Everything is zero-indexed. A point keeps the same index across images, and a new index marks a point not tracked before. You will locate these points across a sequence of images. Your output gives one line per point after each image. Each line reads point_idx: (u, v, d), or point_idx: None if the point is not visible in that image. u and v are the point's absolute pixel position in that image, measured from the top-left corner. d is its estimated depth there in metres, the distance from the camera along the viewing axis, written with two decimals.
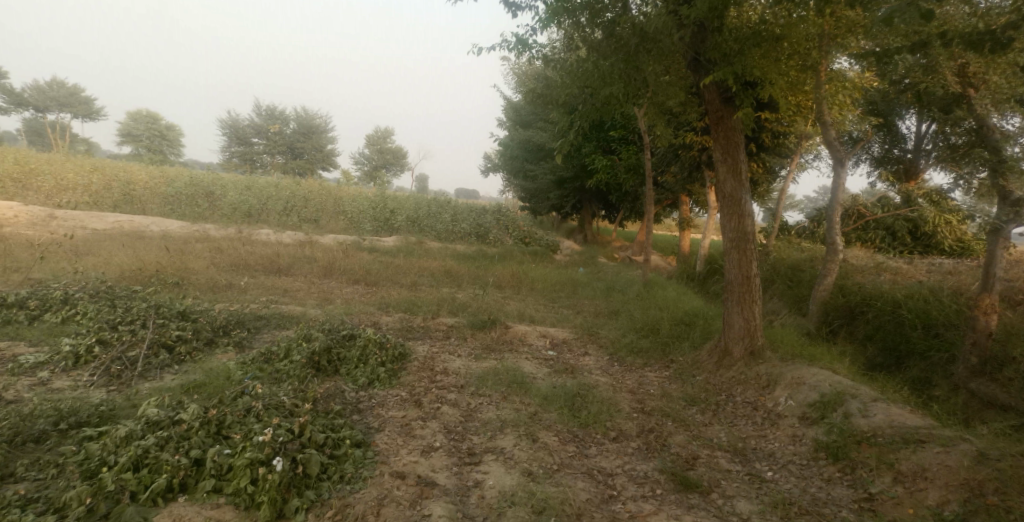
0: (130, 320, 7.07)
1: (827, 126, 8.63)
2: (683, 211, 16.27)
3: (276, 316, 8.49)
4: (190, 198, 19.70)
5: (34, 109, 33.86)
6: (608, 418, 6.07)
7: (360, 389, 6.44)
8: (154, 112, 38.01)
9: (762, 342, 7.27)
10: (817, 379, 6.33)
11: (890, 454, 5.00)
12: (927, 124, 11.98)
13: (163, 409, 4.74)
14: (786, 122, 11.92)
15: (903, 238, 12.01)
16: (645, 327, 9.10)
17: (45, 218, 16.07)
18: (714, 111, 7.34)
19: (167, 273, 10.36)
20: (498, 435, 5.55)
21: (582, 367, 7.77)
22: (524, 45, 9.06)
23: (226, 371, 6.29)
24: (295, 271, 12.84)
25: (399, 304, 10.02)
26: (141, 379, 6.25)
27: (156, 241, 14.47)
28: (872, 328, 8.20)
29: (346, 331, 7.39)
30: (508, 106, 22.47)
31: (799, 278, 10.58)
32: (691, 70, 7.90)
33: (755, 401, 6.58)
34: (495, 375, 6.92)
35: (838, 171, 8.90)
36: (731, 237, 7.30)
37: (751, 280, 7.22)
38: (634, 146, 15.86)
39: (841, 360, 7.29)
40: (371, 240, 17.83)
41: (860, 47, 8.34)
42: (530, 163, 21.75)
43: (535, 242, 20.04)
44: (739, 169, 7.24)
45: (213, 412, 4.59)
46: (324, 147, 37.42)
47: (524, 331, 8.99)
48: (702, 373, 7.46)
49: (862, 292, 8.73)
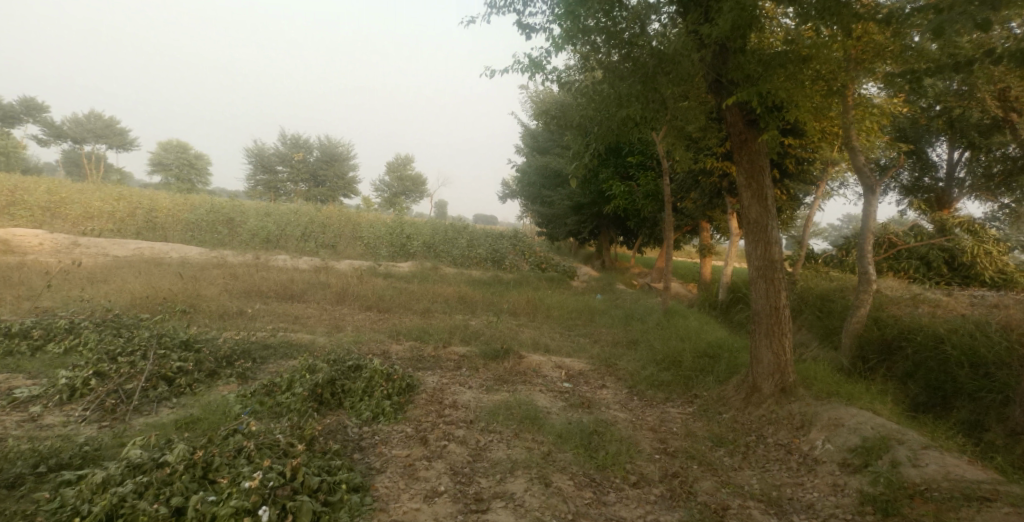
0: (130, 351, 6.77)
1: (857, 152, 8.19)
2: (704, 237, 15.83)
3: (283, 345, 8.18)
4: (211, 224, 19.66)
5: (69, 140, 34.58)
6: (627, 460, 5.64)
7: (364, 424, 6.07)
8: (183, 141, 38.61)
9: (793, 378, 6.80)
10: (856, 421, 5.86)
11: (948, 512, 4.51)
12: (959, 151, 11.59)
13: (149, 449, 4.40)
14: (811, 147, 11.49)
15: (939, 268, 11.50)
16: (666, 359, 8.64)
17: (69, 245, 16.10)
18: (737, 134, 6.98)
19: (179, 300, 10.14)
20: (508, 478, 5.14)
21: (599, 402, 7.33)
22: (538, 67, 8.80)
23: (224, 405, 5.95)
24: (309, 298, 12.57)
25: (411, 331, 9.68)
26: (136, 414, 5.92)
27: (175, 268, 14.36)
28: (912, 364, 7.68)
29: (352, 362, 7.06)
30: (525, 133, 22.32)
31: (829, 308, 10.08)
32: (713, 92, 7.51)
33: (788, 444, 6.10)
34: (507, 410, 6.52)
35: (869, 199, 8.43)
36: (758, 266, 6.88)
37: (780, 312, 6.77)
38: (653, 172, 15.48)
39: (881, 399, 6.79)
40: (388, 266, 17.59)
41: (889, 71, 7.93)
42: (547, 189, 21.49)
43: (552, 268, 19.68)
44: (765, 195, 6.84)
45: (200, 453, 4.25)
46: (345, 174, 37.64)
47: (539, 362, 8.58)
48: (728, 410, 6.98)
49: (898, 325, 8.24)
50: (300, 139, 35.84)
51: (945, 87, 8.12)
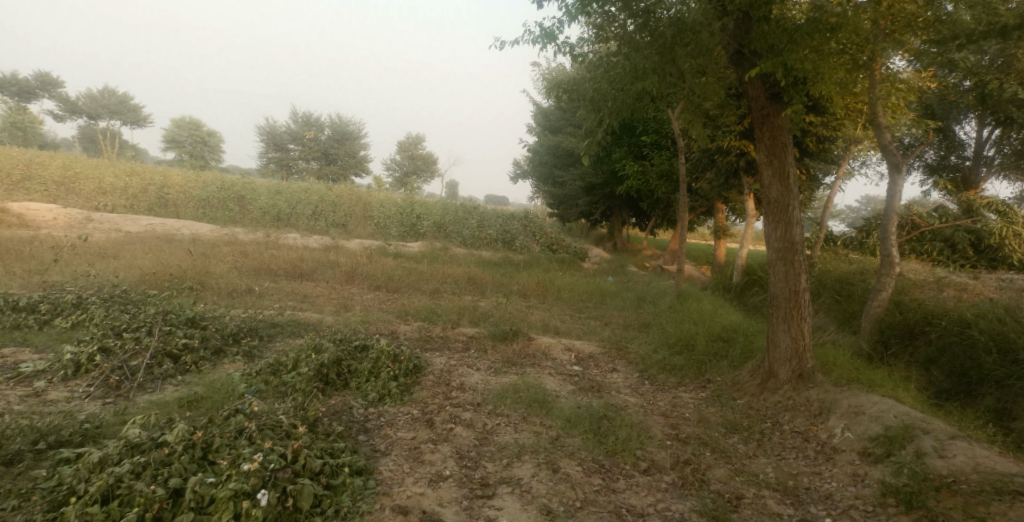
0: (135, 327, 6.69)
1: (882, 129, 7.89)
2: (719, 219, 15.53)
3: (291, 324, 8.09)
4: (222, 202, 19.58)
5: (84, 116, 34.61)
6: (638, 447, 5.50)
7: (370, 405, 5.97)
8: (195, 119, 38.55)
9: (811, 364, 6.60)
10: (877, 409, 5.68)
11: (975, 506, 4.34)
12: (988, 129, 11.24)
13: (148, 428, 4.30)
14: (833, 125, 11.15)
15: (964, 251, 11.19)
16: (679, 343, 8.47)
17: (80, 220, 16.10)
18: (758, 109, 6.73)
19: (188, 277, 10.06)
20: (515, 463, 5.01)
21: (610, 385, 7.18)
22: (551, 38, 8.53)
23: (229, 384, 5.85)
24: (319, 276, 12.47)
25: (420, 312, 9.56)
26: (140, 391, 5.84)
27: (185, 244, 14.30)
28: (934, 350, 7.46)
29: (359, 342, 6.95)
30: (537, 112, 21.97)
31: (847, 292, 9.83)
32: (734, 64, 7.24)
33: (806, 431, 5.93)
34: (516, 392, 6.39)
35: (894, 177, 8.15)
36: (777, 247, 6.67)
37: (799, 295, 6.55)
38: (667, 151, 15.18)
39: (902, 387, 6.58)
40: (398, 245, 17.46)
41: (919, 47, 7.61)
42: (559, 169, 21.19)
43: (563, 250, 19.48)
44: (786, 173, 6.59)
45: (200, 434, 4.13)
46: (357, 153, 37.45)
47: (549, 344, 8.44)
48: (743, 396, 6.81)
49: (921, 310, 8.00)
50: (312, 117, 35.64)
51: (976, 60, 7.89)
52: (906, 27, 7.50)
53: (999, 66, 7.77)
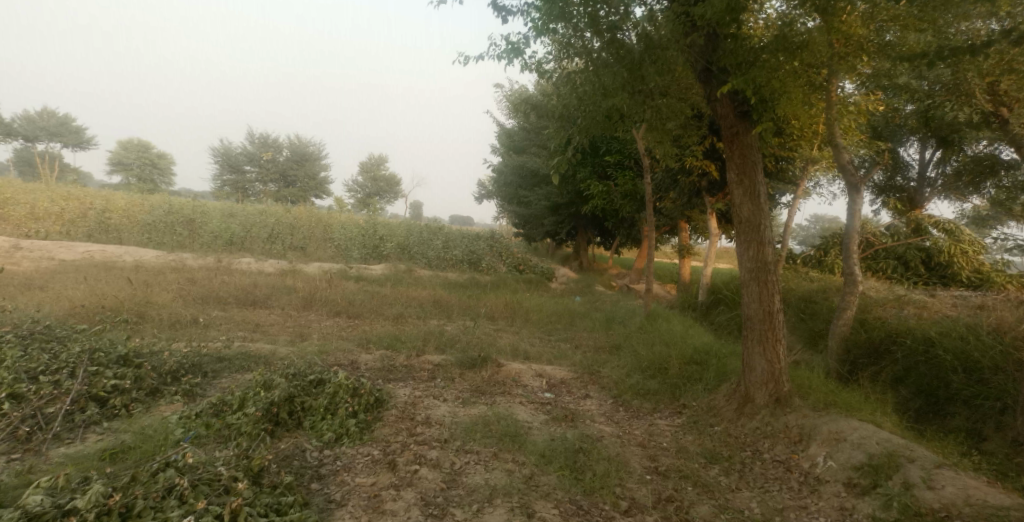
0: (55, 369, 6.08)
1: (841, 148, 7.71)
2: (682, 238, 15.43)
3: (239, 358, 7.55)
4: (169, 226, 18.71)
5: (23, 138, 33.01)
6: (617, 483, 5.15)
7: (325, 446, 5.51)
8: (144, 140, 37.28)
9: (788, 387, 6.35)
10: (859, 435, 5.46)
11: None
12: (930, 151, 11.41)
13: (57, 491, 3.81)
14: (790, 145, 11.08)
15: (916, 268, 11.27)
16: (651, 366, 8.18)
17: (10, 248, 15.12)
18: (727, 126, 6.56)
19: (125, 309, 9.37)
20: (486, 509, 4.63)
21: (583, 414, 6.82)
22: (518, 52, 8.27)
23: (163, 430, 5.34)
24: (272, 303, 11.87)
25: (381, 339, 9.07)
26: (55, 443, 5.30)
27: (126, 272, 13.48)
28: (901, 369, 7.34)
29: (314, 376, 6.44)
30: (501, 132, 21.74)
31: (813, 310, 9.74)
32: (701, 82, 7.02)
33: (787, 460, 5.68)
34: (485, 426, 5.99)
35: (853, 197, 7.91)
36: (749, 268, 6.44)
37: (773, 316, 6.33)
38: (631, 172, 15.04)
39: (879, 408, 6.40)
40: (359, 268, 16.90)
41: (865, 74, 7.77)
42: (524, 189, 20.96)
43: (530, 270, 19.16)
44: (757, 192, 6.41)
45: (117, 498, 3.67)
46: (317, 175, 36.70)
47: (518, 370, 8.05)
48: (720, 422, 6.52)
49: (886, 327, 7.91)
50: (269, 138, 34.80)
51: (917, 85, 8.09)
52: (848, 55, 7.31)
53: (937, 90, 7.87)
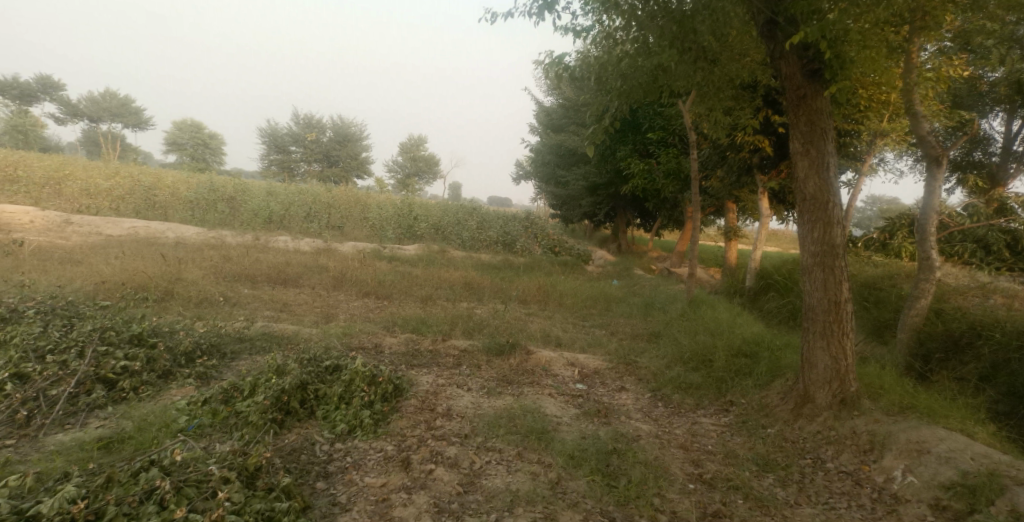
0: (63, 348, 5.77)
1: (919, 117, 6.73)
2: (730, 219, 14.51)
3: (262, 339, 7.21)
4: (211, 203, 18.69)
5: (86, 119, 33.82)
6: (656, 493, 4.57)
7: (337, 439, 5.08)
8: (197, 120, 37.78)
9: (855, 387, 5.64)
10: (946, 448, 4.75)
11: None
12: (1017, 123, 10.33)
13: (23, 494, 3.50)
14: (855, 118, 10.02)
15: (998, 253, 10.19)
16: (695, 358, 7.49)
17: (59, 223, 15.23)
18: (793, 89, 5.78)
19: (154, 286, 9.13)
20: (505, 519, 4.15)
21: (619, 409, 6.23)
22: (550, 7, 7.57)
23: (166, 416, 4.99)
24: (304, 282, 11.54)
25: (408, 322, 8.60)
26: (54, 429, 5.02)
27: (164, 248, 13.38)
28: (987, 367, 6.52)
29: (330, 361, 5.97)
30: (538, 110, 21.07)
31: (877, 298, 8.88)
32: (763, 40, 6.08)
33: (856, 473, 5.01)
34: (511, 420, 5.47)
35: (932, 172, 6.93)
36: (813, 251, 5.70)
37: (840, 307, 5.58)
38: (674, 149, 14.08)
39: (961, 411, 5.61)
40: (394, 248, 16.56)
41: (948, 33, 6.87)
42: (562, 169, 20.31)
43: (567, 252, 18.44)
44: (825, 164, 5.66)
45: (83, 506, 3.33)
46: (358, 155, 36.62)
47: (550, 358, 7.47)
48: (774, 424, 5.84)
49: (966, 319, 7.07)
50: (314, 118, 34.82)
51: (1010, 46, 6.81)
52: (927, 14, 6.42)
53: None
